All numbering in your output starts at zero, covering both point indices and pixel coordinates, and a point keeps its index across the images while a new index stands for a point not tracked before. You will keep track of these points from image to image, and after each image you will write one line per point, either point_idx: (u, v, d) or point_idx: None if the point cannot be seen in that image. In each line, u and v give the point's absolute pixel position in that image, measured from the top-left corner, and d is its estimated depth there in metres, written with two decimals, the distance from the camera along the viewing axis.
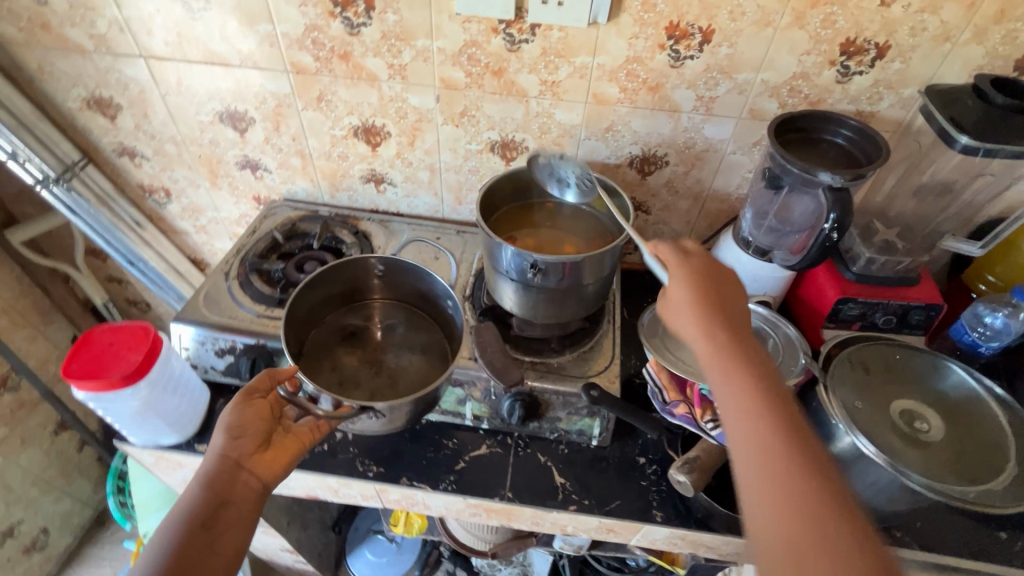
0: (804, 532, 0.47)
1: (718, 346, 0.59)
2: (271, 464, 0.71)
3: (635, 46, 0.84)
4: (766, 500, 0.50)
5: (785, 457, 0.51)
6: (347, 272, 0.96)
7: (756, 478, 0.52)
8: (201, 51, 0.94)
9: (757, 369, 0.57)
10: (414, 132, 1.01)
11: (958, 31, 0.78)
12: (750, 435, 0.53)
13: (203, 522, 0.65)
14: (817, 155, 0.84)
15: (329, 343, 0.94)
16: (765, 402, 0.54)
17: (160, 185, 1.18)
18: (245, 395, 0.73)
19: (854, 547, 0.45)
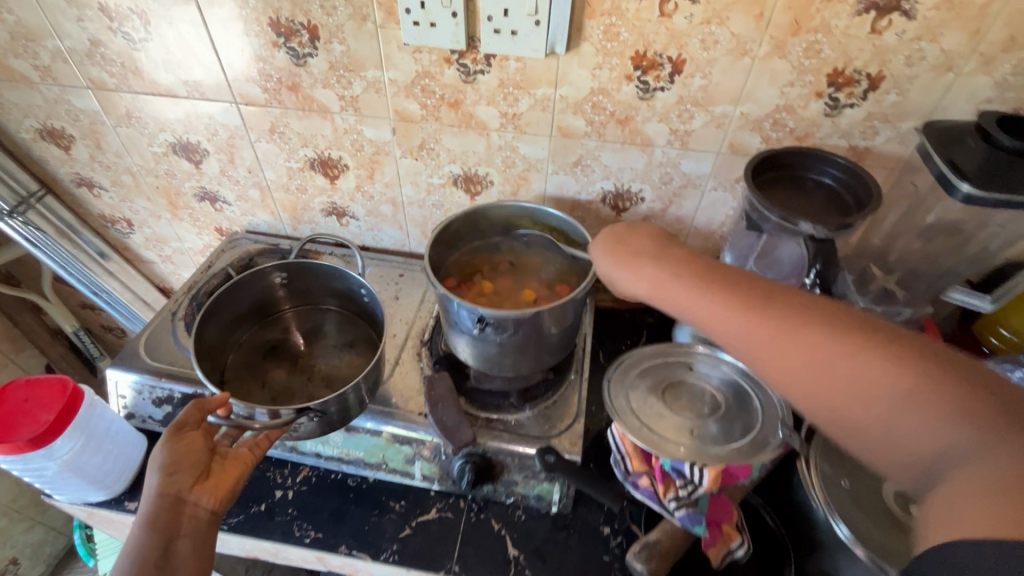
0: (837, 378, 0.46)
1: (660, 277, 0.60)
2: (217, 490, 0.65)
3: (600, 77, 0.77)
4: (790, 375, 0.49)
5: (777, 330, 0.50)
6: (251, 289, 0.90)
7: (770, 363, 0.50)
8: (148, 82, 0.89)
9: (704, 276, 0.57)
10: (372, 165, 0.95)
11: (962, 61, 0.69)
12: (734, 327, 0.52)
13: (156, 561, 0.60)
14: (802, 196, 0.74)
15: (251, 363, 0.90)
16: (728, 295, 0.54)
17: (122, 216, 1.14)
18: (175, 430, 0.66)
19: (885, 356, 0.44)
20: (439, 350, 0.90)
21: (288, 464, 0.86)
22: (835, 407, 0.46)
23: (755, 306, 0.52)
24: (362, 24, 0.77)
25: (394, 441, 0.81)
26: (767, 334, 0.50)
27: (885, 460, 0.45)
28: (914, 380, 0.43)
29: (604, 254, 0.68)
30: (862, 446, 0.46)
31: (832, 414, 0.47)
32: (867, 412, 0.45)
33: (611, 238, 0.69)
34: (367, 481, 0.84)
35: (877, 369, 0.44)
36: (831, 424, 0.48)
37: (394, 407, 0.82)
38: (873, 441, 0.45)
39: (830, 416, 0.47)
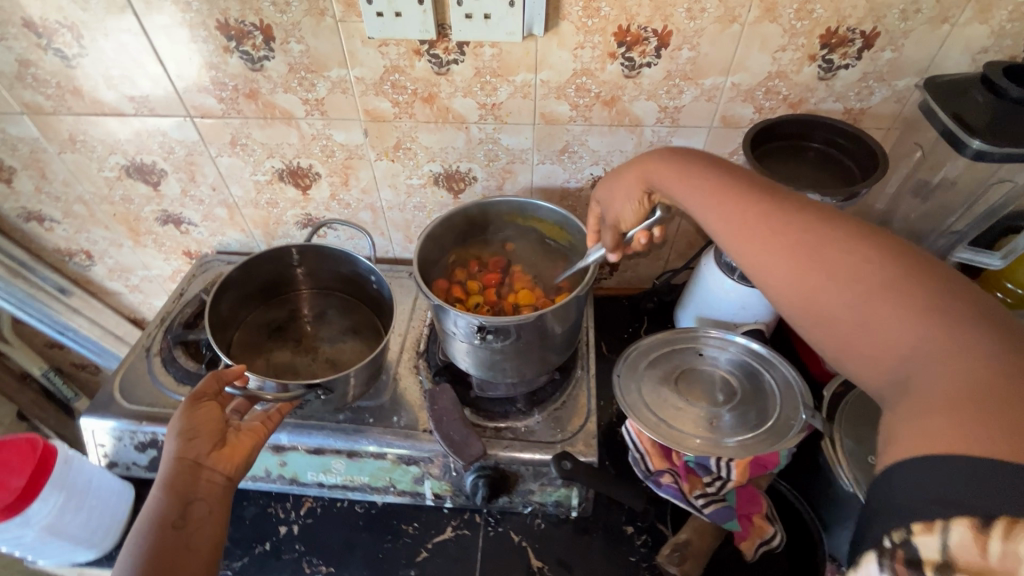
0: (824, 277, 0.43)
1: (672, 177, 0.57)
2: (235, 458, 0.61)
3: (582, 57, 0.72)
4: (777, 272, 0.46)
5: (778, 224, 0.46)
6: (264, 266, 0.85)
7: (760, 257, 0.47)
8: (89, 101, 0.81)
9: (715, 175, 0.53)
10: (346, 171, 0.89)
11: (958, 10, 0.66)
12: (733, 225, 0.50)
13: (173, 523, 0.55)
14: (801, 166, 0.71)
15: (256, 342, 0.85)
16: (737, 192, 0.51)
17: (79, 247, 1.06)
18: (192, 401, 0.61)
19: (883, 259, 0.41)
20: (437, 360, 0.86)
21: (289, 497, 0.81)
22: (814, 307, 0.44)
23: (759, 204, 0.49)
24: (321, 19, 0.70)
25: (400, 462, 0.76)
26: (764, 232, 0.47)
27: (854, 366, 0.42)
28: (910, 283, 0.40)
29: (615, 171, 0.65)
30: (833, 351, 0.44)
31: (810, 314, 0.44)
32: (841, 306, 0.42)
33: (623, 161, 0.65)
34: (375, 506, 0.80)
35: (871, 271, 0.41)
36: (806, 325, 0.45)
37: (396, 425, 0.78)
38: (845, 344, 0.42)
39: (807, 317, 0.45)
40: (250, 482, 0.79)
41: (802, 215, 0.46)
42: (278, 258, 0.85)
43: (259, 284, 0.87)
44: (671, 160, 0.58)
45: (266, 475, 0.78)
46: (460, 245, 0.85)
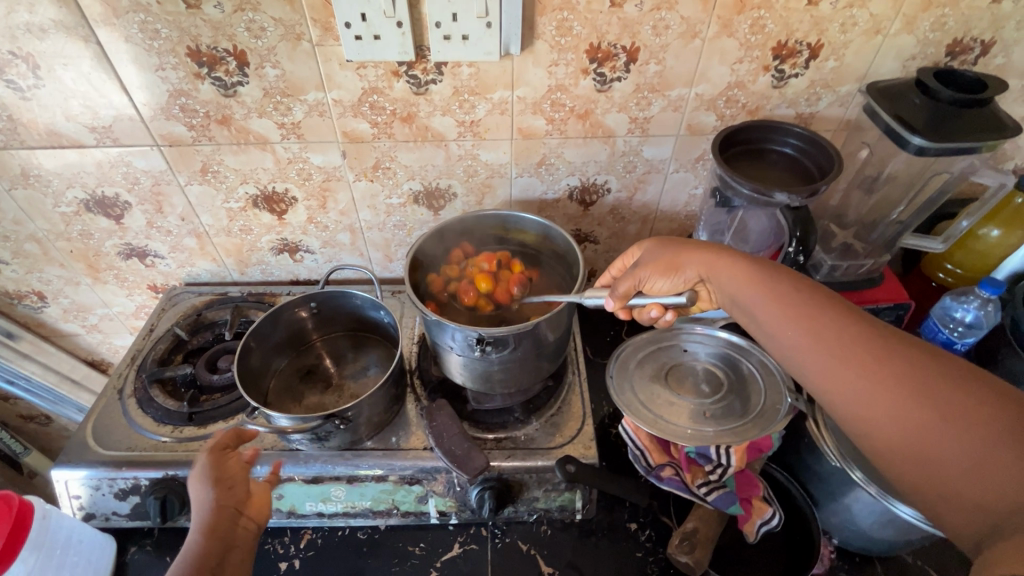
0: (921, 417, 0.45)
1: (742, 287, 0.61)
2: (265, 503, 0.62)
3: (556, 74, 0.75)
4: (870, 409, 0.48)
5: (872, 359, 0.49)
6: (301, 308, 0.84)
7: (849, 389, 0.50)
8: (43, 133, 0.77)
9: (796, 294, 0.57)
10: (324, 193, 0.88)
11: (889, 23, 0.74)
12: (817, 353, 0.53)
13: (212, 569, 0.55)
14: (766, 168, 0.78)
15: (289, 380, 0.84)
16: (822, 318, 0.54)
17: (30, 289, 0.99)
18: (220, 452, 0.62)
19: (982, 401, 0.43)
20: (430, 377, 0.86)
21: (287, 531, 0.78)
22: (912, 445, 0.46)
23: (844, 333, 0.52)
24: (297, 43, 0.70)
25: (402, 483, 0.76)
26: (852, 366, 0.50)
27: (949, 512, 0.44)
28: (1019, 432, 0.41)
29: (671, 260, 0.67)
30: (929, 492, 0.46)
31: (909, 456, 0.46)
32: (936, 441, 0.44)
33: (679, 243, 0.68)
34: (378, 530, 0.79)
35: (971, 410, 0.43)
36: (904, 464, 0.47)
37: (395, 446, 0.77)
38: (942, 486, 0.44)
39: (905, 457, 0.47)
40: None
41: (892, 343, 0.50)
42: (321, 299, 0.85)
43: (296, 326, 0.86)
44: (744, 266, 0.61)
45: None
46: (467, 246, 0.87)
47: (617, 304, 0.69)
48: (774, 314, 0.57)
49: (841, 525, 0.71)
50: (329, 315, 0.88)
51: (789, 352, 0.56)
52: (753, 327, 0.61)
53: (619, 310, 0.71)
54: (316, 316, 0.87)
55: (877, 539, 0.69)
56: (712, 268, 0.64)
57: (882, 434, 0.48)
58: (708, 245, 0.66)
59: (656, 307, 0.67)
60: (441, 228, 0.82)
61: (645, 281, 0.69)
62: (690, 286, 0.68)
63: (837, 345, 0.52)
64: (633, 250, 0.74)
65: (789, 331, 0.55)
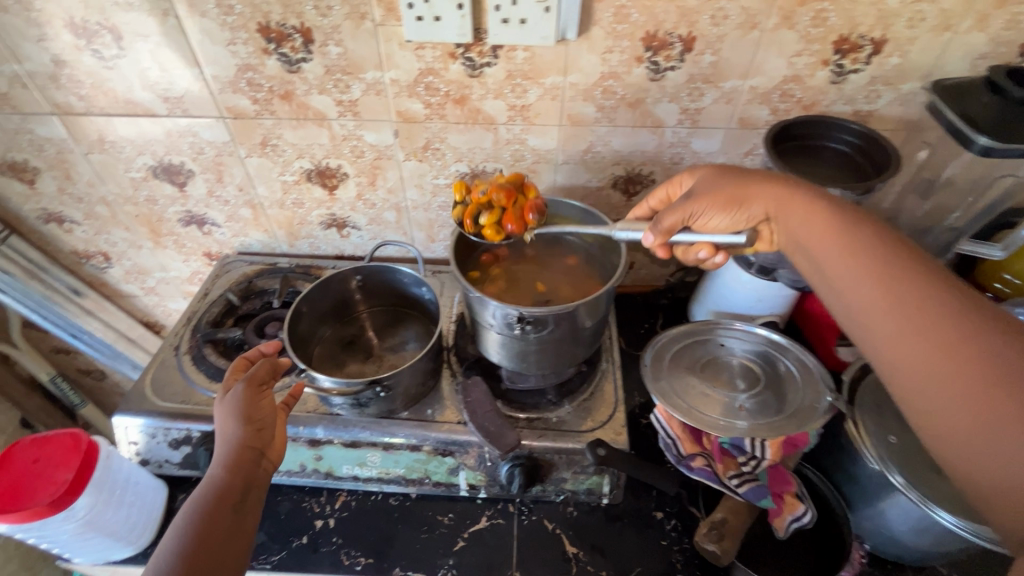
0: (987, 401, 0.41)
1: (819, 242, 0.57)
2: (283, 445, 0.66)
3: (610, 61, 0.76)
4: (935, 385, 0.45)
5: (955, 336, 0.45)
6: (347, 281, 0.88)
7: (912, 359, 0.47)
8: (121, 102, 0.82)
9: (881, 256, 0.52)
10: (374, 171, 0.91)
11: (959, 19, 0.71)
12: (885, 319, 0.49)
13: (233, 505, 0.58)
14: (818, 165, 0.77)
15: (332, 349, 0.87)
16: (904, 283, 0.49)
17: (97, 250, 1.05)
18: (256, 388, 0.64)
19: None
20: (467, 354, 0.88)
21: (324, 491, 0.82)
22: (966, 426, 0.42)
23: (927, 301, 0.47)
24: (360, 23, 0.73)
25: (435, 454, 0.78)
26: (923, 336, 0.46)
27: (996, 499, 0.41)
28: None
29: (735, 197, 0.64)
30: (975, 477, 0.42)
31: (961, 438, 0.43)
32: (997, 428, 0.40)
33: (746, 177, 0.64)
34: (409, 498, 0.81)
35: None
36: (953, 442, 0.43)
37: (430, 418, 0.79)
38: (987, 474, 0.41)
39: (957, 438, 0.43)
40: (284, 477, 0.81)
41: (980, 318, 0.45)
42: (366, 273, 0.88)
43: (343, 297, 0.89)
44: (823, 214, 0.58)
45: (302, 469, 0.80)
46: None
47: (657, 239, 0.66)
48: (848, 266, 0.53)
49: (876, 532, 0.70)
50: (374, 289, 0.91)
51: (856, 319, 0.52)
52: (818, 279, 0.58)
53: (658, 247, 0.68)
54: (362, 289, 0.90)
55: (910, 547, 0.68)
56: (784, 210, 0.61)
57: (937, 408, 0.44)
58: (786, 185, 0.62)
59: (706, 247, 0.66)
60: None
61: (697, 217, 0.66)
62: (749, 221, 0.65)
63: (910, 309, 0.48)
64: (683, 178, 0.71)
65: (860, 289, 0.52)
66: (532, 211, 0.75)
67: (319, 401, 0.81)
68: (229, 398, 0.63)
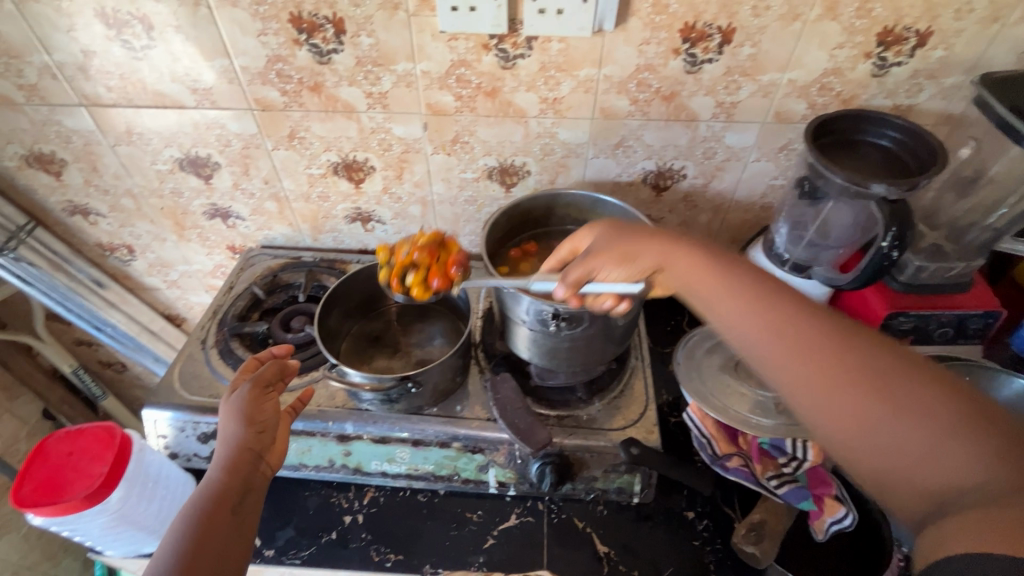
0: (877, 407, 0.43)
1: (704, 279, 0.57)
2: (284, 450, 0.65)
3: (646, 53, 0.75)
4: (828, 402, 0.45)
5: (831, 351, 0.46)
6: (373, 276, 0.87)
7: (800, 378, 0.47)
8: (150, 93, 0.82)
9: (754, 282, 0.54)
10: (401, 165, 0.90)
11: (1009, 11, 0.69)
12: (770, 341, 0.49)
13: (231, 507, 0.57)
14: (859, 160, 0.75)
15: (359, 344, 0.86)
16: (779, 307, 0.51)
17: (121, 242, 1.05)
18: (262, 390, 0.66)
19: (933, 389, 0.43)
20: (495, 351, 0.87)
21: (352, 487, 0.82)
22: (863, 435, 0.43)
23: (802, 321, 0.49)
24: (394, 13, 0.72)
25: (465, 451, 0.77)
26: (805, 355, 0.47)
27: (899, 497, 0.42)
28: (963, 419, 0.41)
29: (628, 252, 0.63)
30: (878, 479, 0.43)
31: (860, 446, 0.44)
32: (892, 430, 0.42)
33: (633, 231, 0.64)
34: (437, 495, 0.81)
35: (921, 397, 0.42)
36: (854, 451, 0.44)
37: (459, 414, 0.79)
38: (891, 475, 0.42)
39: (856, 448, 0.44)
40: (313, 472, 0.80)
41: (843, 331, 0.48)
42: None
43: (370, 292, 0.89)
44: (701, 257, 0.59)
45: (331, 464, 0.79)
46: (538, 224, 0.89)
47: (567, 292, 0.65)
48: (726, 294, 0.54)
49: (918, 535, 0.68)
50: None
51: (743, 346, 0.52)
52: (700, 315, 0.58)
53: (570, 299, 0.66)
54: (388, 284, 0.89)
55: None
56: (667, 250, 0.61)
57: (832, 425, 0.45)
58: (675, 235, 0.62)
59: (610, 296, 0.65)
60: (519, 203, 0.83)
61: (598, 270, 0.64)
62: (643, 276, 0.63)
63: (789, 331, 0.49)
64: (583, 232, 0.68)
65: (740, 314, 0.52)
66: (457, 265, 0.76)
67: (347, 396, 0.80)
68: (234, 398, 0.64)
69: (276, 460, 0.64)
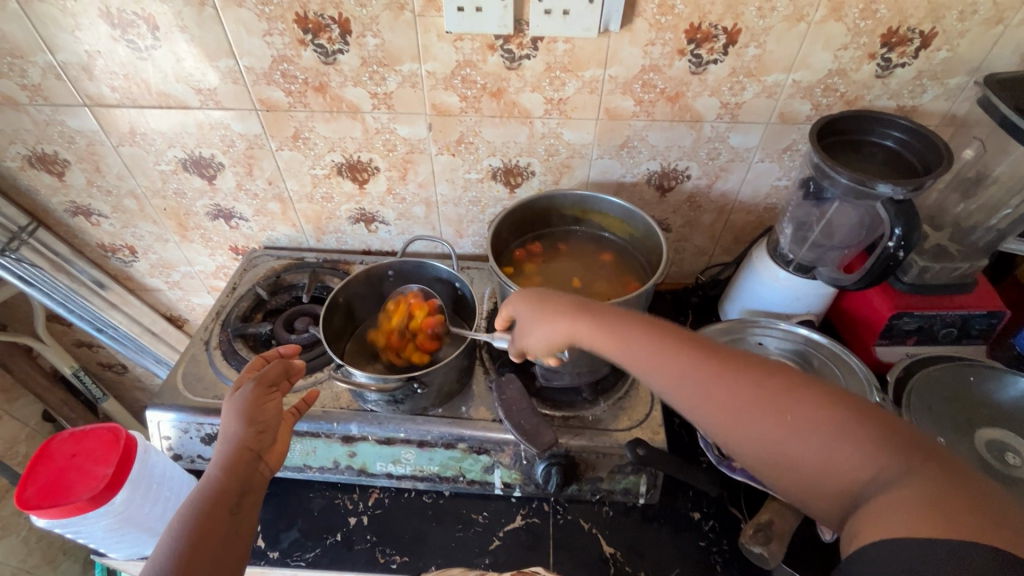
0: (771, 428, 0.45)
1: (600, 332, 0.57)
2: (283, 452, 0.65)
3: (652, 54, 0.75)
4: (738, 431, 0.47)
5: (719, 388, 0.48)
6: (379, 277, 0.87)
7: (707, 419, 0.48)
8: (154, 93, 0.82)
9: (640, 329, 0.55)
10: (405, 165, 0.90)
11: (1013, 12, 0.70)
12: (670, 388, 0.51)
13: (229, 509, 0.56)
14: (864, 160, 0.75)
15: (364, 346, 0.86)
16: (667, 354, 0.52)
17: (123, 243, 1.05)
18: (264, 389, 0.65)
19: (814, 394, 0.44)
20: (499, 351, 0.86)
21: (356, 488, 0.81)
22: (770, 458, 0.45)
23: (687, 360, 0.50)
24: (399, 13, 0.72)
25: (470, 452, 0.77)
26: (702, 395, 0.48)
27: (821, 506, 0.44)
28: (846, 416, 0.43)
29: (535, 324, 0.63)
30: (799, 493, 0.45)
31: (773, 469, 0.45)
32: (791, 447, 0.44)
33: (539, 295, 0.64)
34: (442, 496, 0.81)
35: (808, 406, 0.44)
36: (772, 475, 0.46)
37: (464, 415, 0.78)
38: (807, 489, 0.44)
39: (771, 472, 0.46)
40: (317, 473, 0.80)
41: (725, 360, 0.49)
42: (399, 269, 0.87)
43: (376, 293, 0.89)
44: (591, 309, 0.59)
45: (335, 466, 0.79)
46: (543, 225, 0.89)
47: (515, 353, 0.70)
48: (621, 347, 0.55)
49: None
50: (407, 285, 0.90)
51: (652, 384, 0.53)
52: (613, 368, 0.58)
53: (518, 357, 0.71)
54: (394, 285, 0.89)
55: None
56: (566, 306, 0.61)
57: (747, 456, 0.47)
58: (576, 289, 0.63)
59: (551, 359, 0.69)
60: (525, 204, 0.83)
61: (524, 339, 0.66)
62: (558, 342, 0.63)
63: (682, 374, 0.50)
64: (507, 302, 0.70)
65: (642, 365, 0.53)
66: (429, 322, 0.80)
67: (352, 397, 0.80)
68: (236, 398, 0.63)
69: (275, 461, 0.63)
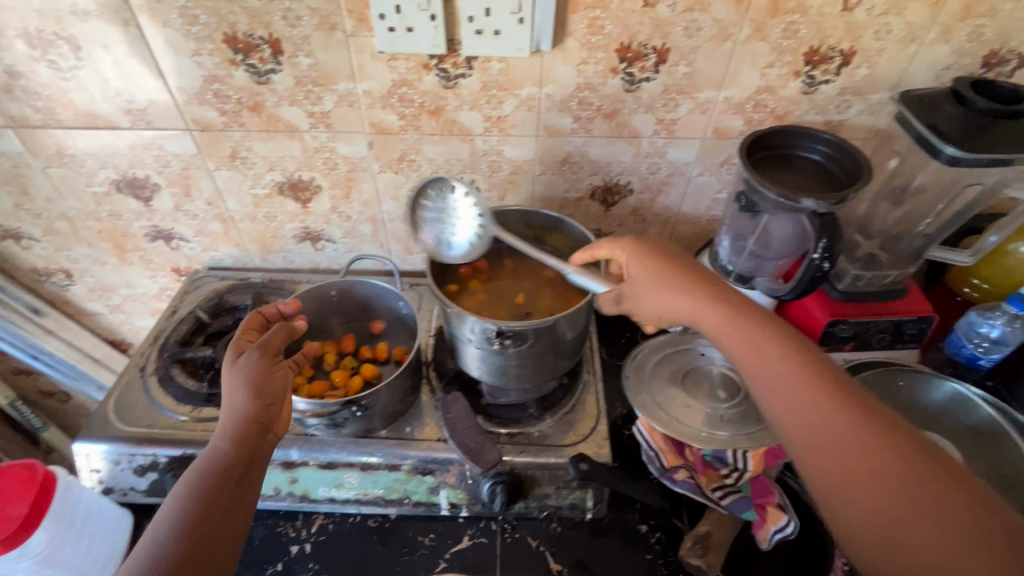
0: (897, 507, 0.46)
1: (747, 352, 0.57)
2: (288, 418, 0.63)
3: (585, 72, 0.76)
4: (857, 483, 0.48)
5: (863, 445, 0.49)
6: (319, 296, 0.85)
7: (827, 469, 0.50)
8: (80, 113, 0.79)
9: (790, 360, 0.55)
10: (348, 183, 0.89)
11: (925, 31, 0.73)
12: (798, 426, 0.52)
13: (235, 479, 0.56)
14: (793, 174, 0.77)
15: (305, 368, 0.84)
16: (812, 392, 0.53)
17: (58, 267, 1.01)
18: (269, 359, 0.61)
19: (955, 495, 0.46)
20: (446, 369, 0.86)
21: (299, 515, 0.79)
22: (885, 535, 0.46)
23: (832, 411, 0.51)
24: (331, 33, 0.71)
25: (416, 472, 0.76)
26: (838, 448, 0.50)
27: None
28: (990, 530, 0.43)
29: (660, 300, 0.63)
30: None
31: (883, 546, 0.46)
32: (920, 535, 0.45)
33: (670, 279, 0.63)
34: (389, 519, 0.79)
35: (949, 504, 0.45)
36: (876, 552, 0.47)
37: (409, 435, 0.78)
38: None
39: (877, 547, 0.47)
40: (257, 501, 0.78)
41: (877, 423, 0.50)
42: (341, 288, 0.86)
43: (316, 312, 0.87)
44: (743, 323, 0.58)
45: (276, 493, 0.77)
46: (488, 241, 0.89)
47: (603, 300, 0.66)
48: (764, 370, 0.55)
49: None
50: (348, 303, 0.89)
51: (768, 402, 0.55)
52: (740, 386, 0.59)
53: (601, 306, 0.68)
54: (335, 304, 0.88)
55: None
56: (706, 307, 0.60)
57: (859, 523, 0.48)
58: (708, 291, 0.61)
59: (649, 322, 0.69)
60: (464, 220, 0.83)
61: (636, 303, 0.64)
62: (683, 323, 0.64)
63: (828, 419, 0.51)
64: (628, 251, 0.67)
65: (779, 395, 0.54)
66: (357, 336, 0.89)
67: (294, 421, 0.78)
68: (239, 363, 0.60)
69: (280, 425, 0.62)
